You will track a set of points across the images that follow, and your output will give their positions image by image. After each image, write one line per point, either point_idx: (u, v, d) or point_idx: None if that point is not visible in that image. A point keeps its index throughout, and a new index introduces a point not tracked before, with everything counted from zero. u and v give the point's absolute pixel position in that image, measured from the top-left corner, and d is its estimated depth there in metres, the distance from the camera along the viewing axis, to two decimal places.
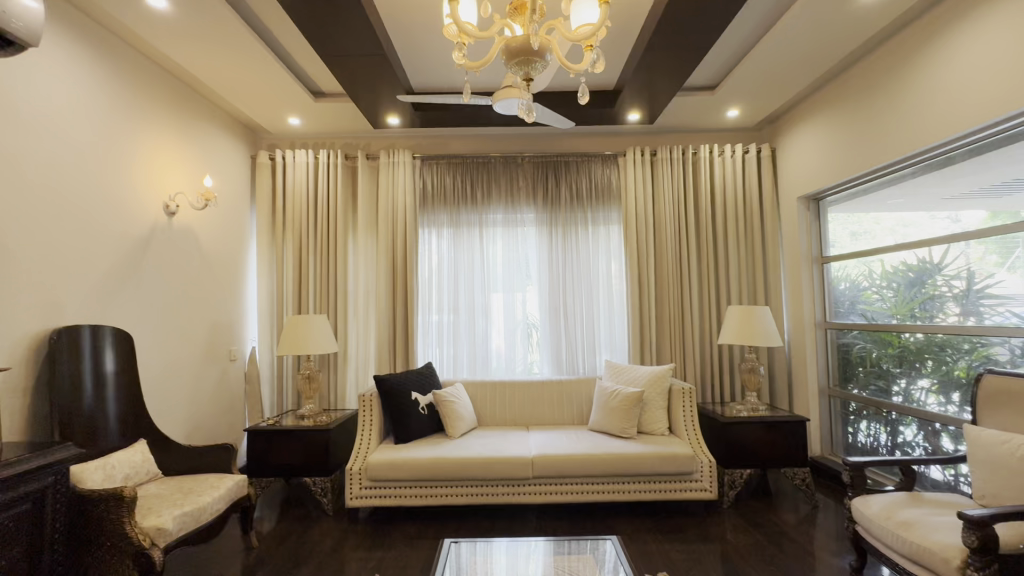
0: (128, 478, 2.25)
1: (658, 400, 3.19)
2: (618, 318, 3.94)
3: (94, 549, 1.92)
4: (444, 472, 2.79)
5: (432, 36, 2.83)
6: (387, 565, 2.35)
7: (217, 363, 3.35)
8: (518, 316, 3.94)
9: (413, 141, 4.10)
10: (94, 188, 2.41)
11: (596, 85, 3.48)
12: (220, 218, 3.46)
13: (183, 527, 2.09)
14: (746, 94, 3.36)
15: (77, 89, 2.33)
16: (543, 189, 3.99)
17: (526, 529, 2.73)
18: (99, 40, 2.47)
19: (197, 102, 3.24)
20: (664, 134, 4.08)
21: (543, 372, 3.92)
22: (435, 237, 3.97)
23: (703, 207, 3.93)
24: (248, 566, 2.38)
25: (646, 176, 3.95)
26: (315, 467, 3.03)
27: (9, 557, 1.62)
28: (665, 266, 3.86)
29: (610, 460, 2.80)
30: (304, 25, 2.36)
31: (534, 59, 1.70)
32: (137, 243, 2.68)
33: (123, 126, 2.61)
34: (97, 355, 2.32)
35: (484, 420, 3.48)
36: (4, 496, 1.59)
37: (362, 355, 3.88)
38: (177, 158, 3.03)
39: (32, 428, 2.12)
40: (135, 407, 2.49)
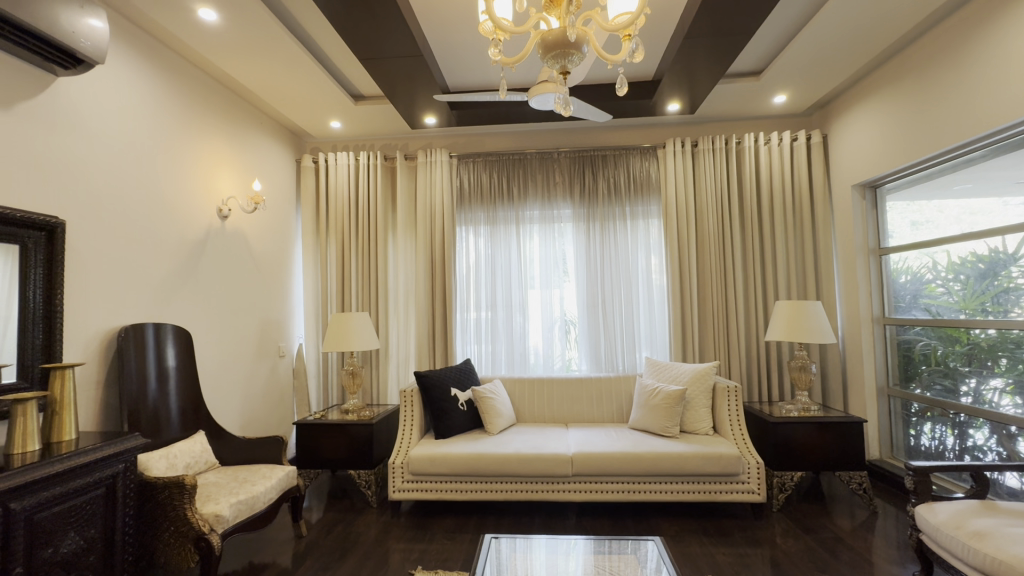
0: (189, 467, 2.39)
1: (701, 398, 3.10)
2: (659, 314, 3.85)
3: (160, 532, 2.05)
4: (484, 468, 2.81)
5: (468, 34, 2.84)
6: (430, 558, 2.39)
7: (267, 359, 3.50)
8: (555, 312, 3.92)
9: (450, 140, 4.14)
10: (154, 193, 2.57)
11: (633, 75, 3.40)
12: (269, 220, 3.61)
13: (239, 514, 2.20)
14: (794, 78, 3.20)
15: (138, 101, 2.49)
16: (579, 184, 3.95)
17: (565, 527, 2.72)
18: (157, 55, 2.63)
19: (246, 110, 3.39)
20: (705, 124, 3.96)
21: (581, 369, 3.89)
22: (473, 235, 4.00)
23: (748, 198, 3.78)
24: (298, 553, 2.48)
25: (687, 168, 3.84)
26: (359, 460, 3.12)
27: (87, 537, 1.75)
28: (708, 261, 3.75)
29: (651, 460, 2.75)
30: (343, 30, 2.42)
31: (571, 51, 1.67)
32: (194, 246, 2.84)
33: (178, 136, 2.76)
34: (159, 351, 2.47)
35: (523, 417, 3.49)
36: (79, 481, 1.72)
37: (402, 352, 3.97)
38: (229, 164, 3.18)
39: (104, 419, 2.28)
40: (194, 400, 2.64)
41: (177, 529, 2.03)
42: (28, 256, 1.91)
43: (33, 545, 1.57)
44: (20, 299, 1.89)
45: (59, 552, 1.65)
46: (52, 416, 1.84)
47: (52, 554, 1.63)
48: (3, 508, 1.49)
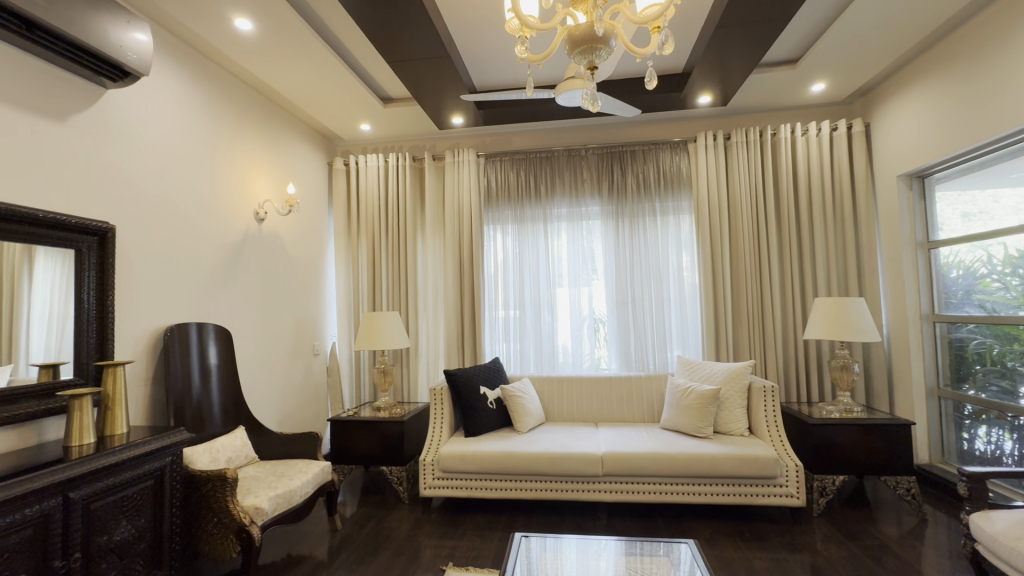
0: (231, 460, 2.49)
1: (736, 398, 3.02)
2: (691, 312, 3.77)
3: (204, 523, 2.14)
4: (513, 466, 2.81)
5: (494, 33, 2.84)
6: (460, 554, 2.42)
7: (302, 357, 3.61)
8: (584, 310, 3.89)
9: (477, 140, 4.16)
10: (195, 198, 2.68)
11: (663, 68, 3.33)
12: (303, 222, 3.71)
13: (277, 507, 2.27)
14: (835, 65, 3.06)
15: (180, 110, 2.60)
16: (608, 180, 3.90)
17: (596, 527, 2.70)
18: (197, 65, 2.73)
19: (280, 116, 3.50)
20: (738, 115, 3.84)
21: (611, 368, 3.84)
22: (501, 234, 4.01)
23: (784, 191, 3.65)
24: (333, 546, 2.54)
25: (719, 161, 3.74)
26: (391, 457, 3.18)
27: (138, 526, 1.84)
28: (742, 257, 3.64)
29: (684, 461, 2.69)
30: (372, 34, 2.46)
31: (598, 46, 1.65)
32: (233, 248, 2.95)
33: (217, 142, 2.87)
34: (202, 349, 2.58)
35: (552, 416, 3.47)
36: (130, 473, 1.82)
37: (432, 350, 4.01)
38: (264, 168, 3.29)
39: (153, 413, 2.40)
40: (234, 396, 2.74)
41: (220, 520, 2.12)
42: (82, 260, 2.02)
43: (89, 532, 1.66)
44: (75, 301, 2.00)
45: (114, 539, 1.75)
46: (107, 410, 1.94)
47: (107, 541, 1.72)
48: (62, 497, 1.58)
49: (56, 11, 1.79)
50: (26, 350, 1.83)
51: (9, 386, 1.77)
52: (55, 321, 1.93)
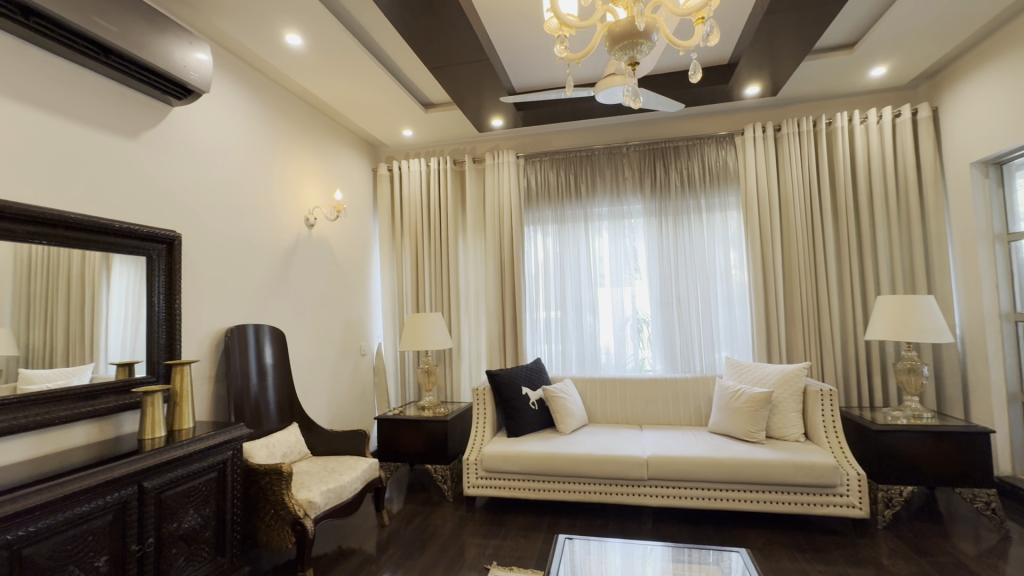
0: (286, 455, 2.61)
1: (790, 402, 2.88)
2: (740, 312, 3.63)
3: (263, 513, 2.26)
4: (556, 468, 2.80)
5: (533, 33, 2.85)
6: (504, 554, 2.43)
7: (350, 357, 3.74)
8: (627, 310, 3.81)
9: (516, 141, 4.17)
10: (252, 207, 2.83)
11: (708, 60, 3.23)
12: (349, 226, 3.85)
13: (329, 501, 2.36)
14: (898, 47, 2.86)
15: (238, 124, 2.75)
16: (650, 177, 3.81)
17: (641, 532, 2.64)
18: (252, 80, 2.89)
19: (328, 125, 3.64)
20: (790, 105, 3.66)
21: (656, 369, 3.75)
22: (541, 234, 4.00)
23: (841, 184, 3.46)
24: (381, 541, 2.62)
25: (768, 155, 3.58)
26: (436, 455, 3.24)
27: (203, 514, 1.97)
28: (795, 254, 3.47)
29: (734, 466, 2.59)
30: (414, 41, 2.52)
31: (640, 41, 1.62)
32: (285, 253, 3.10)
33: (271, 153, 3.03)
34: (259, 349, 2.72)
35: (595, 418, 3.43)
36: (196, 465, 1.94)
37: (474, 351, 4.06)
38: (314, 176, 3.43)
39: (216, 409, 2.55)
40: (288, 394, 2.88)
41: (277, 512, 2.23)
42: (153, 266, 2.18)
43: (161, 519, 1.79)
44: (147, 305, 2.16)
45: (183, 526, 1.87)
46: (175, 406, 2.09)
47: (176, 528, 1.85)
48: (137, 486, 1.71)
49: (129, 37, 1.93)
50: (105, 350, 1.99)
51: (91, 383, 1.93)
52: (130, 323, 2.09)
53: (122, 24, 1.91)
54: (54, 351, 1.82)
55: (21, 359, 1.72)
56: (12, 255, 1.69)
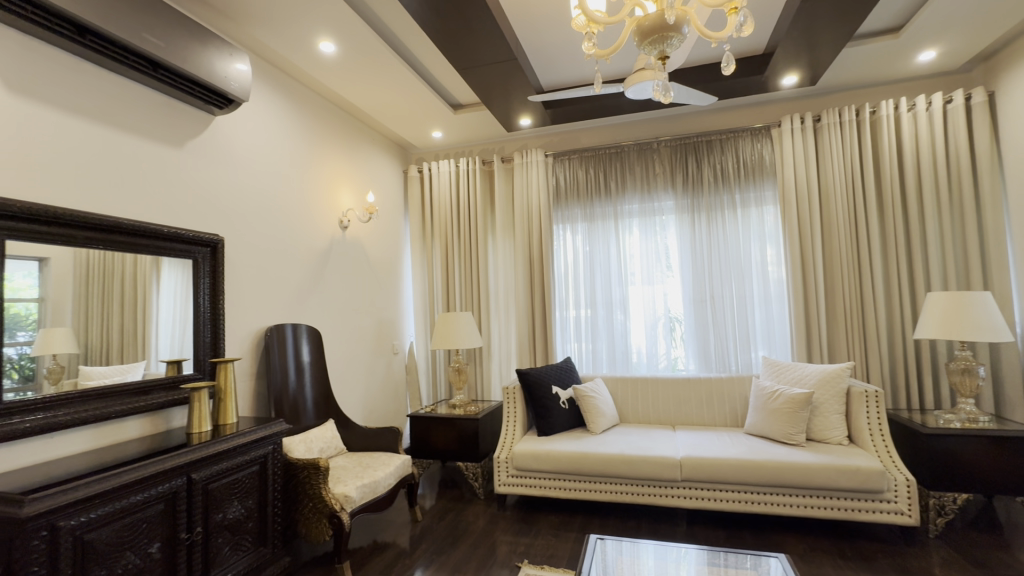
0: (323, 450, 2.70)
1: (832, 403, 2.78)
2: (778, 309, 3.52)
3: (302, 506, 2.34)
4: (587, 468, 2.78)
5: (561, 31, 2.83)
6: (535, 552, 2.44)
7: (383, 356, 3.82)
8: (658, 309, 3.75)
9: (545, 140, 4.16)
10: (289, 210, 2.93)
11: (742, 51, 3.13)
12: (381, 227, 3.93)
13: (364, 496, 2.42)
14: (949, 29, 2.71)
15: (275, 131, 2.86)
16: (682, 173, 3.73)
17: (675, 534, 2.60)
18: (289, 87, 2.99)
19: (360, 129, 3.72)
20: (830, 94, 3.51)
21: (689, 369, 3.67)
22: (570, 233, 3.98)
23: (886, 175, 3.29)
24: (414, 536, 2.66)
25: (807, 147, 3.46)
26: (467, 453, 3.27)
27: (246, 506, 2.05)
28: (837, 249, 3.34)
29: (772, 469, 2.51)
30: (442, 43, 2.55)
31: (670, 34, 1.59)
32: (321, 255, 3.19)
33: (307, 158, 3.13)
34: (297, 348, 2.81)
35: (627, 418, 3.39)
36: (240, 458, 2.03)
37: (504, 350, 4.08)
38: (347, 179, 3.53)
39: (258, 405, 2.66)
40: (324, 391, 2.97)
41: (314, 505, 2.30)
42: (199, 268, 2.29)
43: (208, 509, 1.88)
44: (194, 305, 2.27)
45: (228, 517, 1.96)
46: (220, 402, 2.19)
47: (222, 518, 1.93)
48: (186, 477, 1.80)
49: (174, 51, 2.03)
50: (156, 348, 2.10)
51: (143, 379, 2.04)
52: (179, 322, 2.20)
53: (167, 37, 2.00)
54: (111, 348, 1.94)
55: (82, 356, 1.84)
56: (71, 259, 1.81)
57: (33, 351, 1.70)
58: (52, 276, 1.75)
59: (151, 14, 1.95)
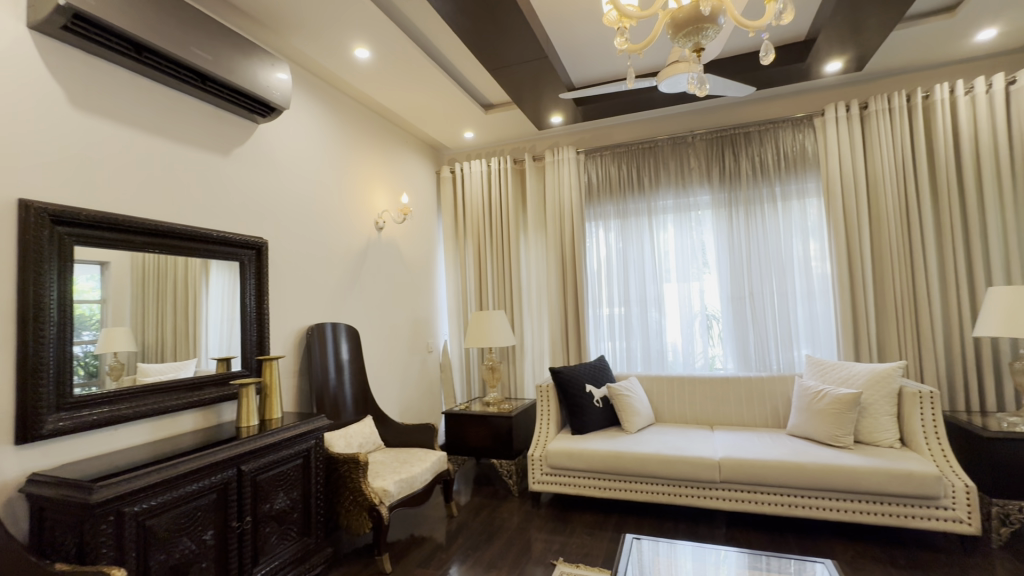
0: (362, 445, 2.78)
1: (882, 404, 2.65)
2: (822, 306, 3.38)
3: (343, 499, 2.42)
4: (622, 467, 2.75)
5: (592, 27, 2.81)
6: (571, 551, 2.43)
7: (418, 354, 3.90)
8: (695, 306, 3.67)
9: (576, 137, 4.13)
10: (327, 213, 3.02)
11: (781, 38, 3.02)
12: (415, 228, 4.01)
13: (401, 491, 2.48)
14: (1012, 4, 2.53)
15: (314, 136, 2.95)
16: (718, 167, 3.64)
17: (714, 537, 2.54)
18: (326, 94, 3.08)
19: (394, 132, 3.80)
20: (878, 80, 3.34)
21: (727, 368, 3.58)
22: (603, 230, 3.94)
23: (941, 163, 3.11)
24: (450, 531, 2.71)
25: (853, 136, 3.30)
26: (501, 450, 3.30)
27: (291, 497, 2.14)
28: (886, 243, 3.18)
29: (817, 472, 2.42)
30: (473, 44, 2.58)
31: (705, 26, 1.56)
32: (358, 255, 3.29)
33: (344, 162, 3.22)
34: (336, 346, 2.91)
35: (663, 417, 3.33)
36: (285, 451, 2.12)
37: (537, 348, 4.08)
38: (383, 181, 3.61)
39: (300, 401, 2.76)
40: (363, 388, 3.05)
41: (355, 498, 2.38)
42: (245, 270, 2.40)
43: (257, 499, 1.97)
44: (241, 305, 2.38)
45: (275, 507, 2.05)
46: (266, 398, 2.29)
47: (269, 508, 2.03)
48: (237, 469, 1.90)
49: (220, 63, 2.13)
50: (206, 346, 2.22)
51: (195, 375, 2.15)
52: (227, 321, 2.32)
53: (214, 51, 2.10)
54: (165, 347, 2.06)
55: (140, 354, 1.96)
56: (130, 262, 1.93)
57: (97, 349, 1.82)
58: (112, 279, 1.87)
59: (200, 29, 2.05)
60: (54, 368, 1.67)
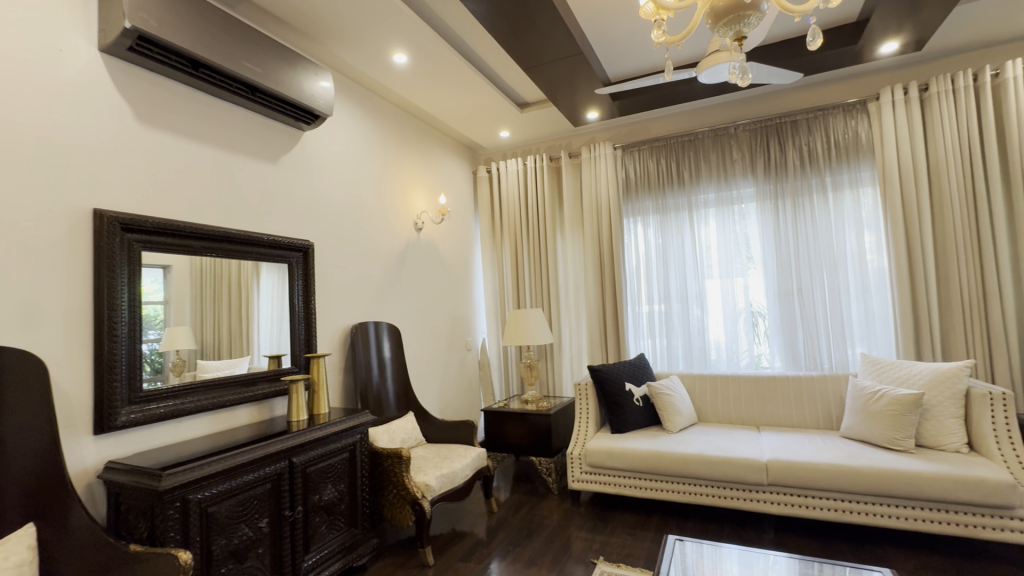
0: (404, 441, 2.86)
1: (946, 406, 2.48)
2: (878, 302, 3.21)
3: (387, 492, 2.50)
4: (663, 467, 2.71)
5: (628, 21, 2.77)
6: (612, 550, 2.41)
7: (457, 352, 3.96)
8: (739, 303, 3.55)
9: (613, 132, 4.08)
10: (369, 215, 3.12)
11: (831, 20, 2.88)
12: (453, 227, 4.07)
13: (443, 485, 2.53)
14: None
15: (356, 141, 3.06)
16: (763, 158, 3.50)
17: (762, 541, 2.46)
18: (367, 99, 3.18)
19: (432, 134, 3.88)
20: (940, 60, 3.12)
21: (774, 367, 3.44)
22: (642, 226, 3.87)
23: (1014, 146, 2.87)
24: (491, 527, 2.75)
25: (912, 120, 3.10)
26: (540, 448, 3.31)
27: (338, 489, 2.23)
28: (950, 233, 2.97)
29: (873, 477, 2.29)
30: (508, 43, 2.59)
31: (746, 13, 1.51)
32: (398, 256, 3.37)
33: (385, 165, 3.32)
34: (379, 344, 3.00)
35: (705, 417, 3.25)
36: (332, 445, 2.21)
37: (575, 346, 4.07)
38: (421, 183, 3.69)
39: (346, 397, 2.87)
40: (404, 385, 3.13)
41: (398, 491, 2.45)
42: (293, 272, 2.52)
43: (307, 490, 2.07)
44: (289, 305, 2.50)
45: (324, 498, 2.14)
46: (314, 393, 2.39)
47: (319, 499, 2.12)
48: (288, 461, 1.99)
49: (269, 75, 2.24)
50: (258, 344, 2.34)
51: (249, 372, 2.27)
52: (277, 320, 2.44)
53: (263, 64, 2.21)
54: (221, 344, 2.18)
55: (199, 351, 2.08)
56: (189, 266, 2.06)
57: (161, 347, 1.94)
58: (174, 281, 2.00)
59: (251, 44, 2.16)
60: (126, 364, 1.81)
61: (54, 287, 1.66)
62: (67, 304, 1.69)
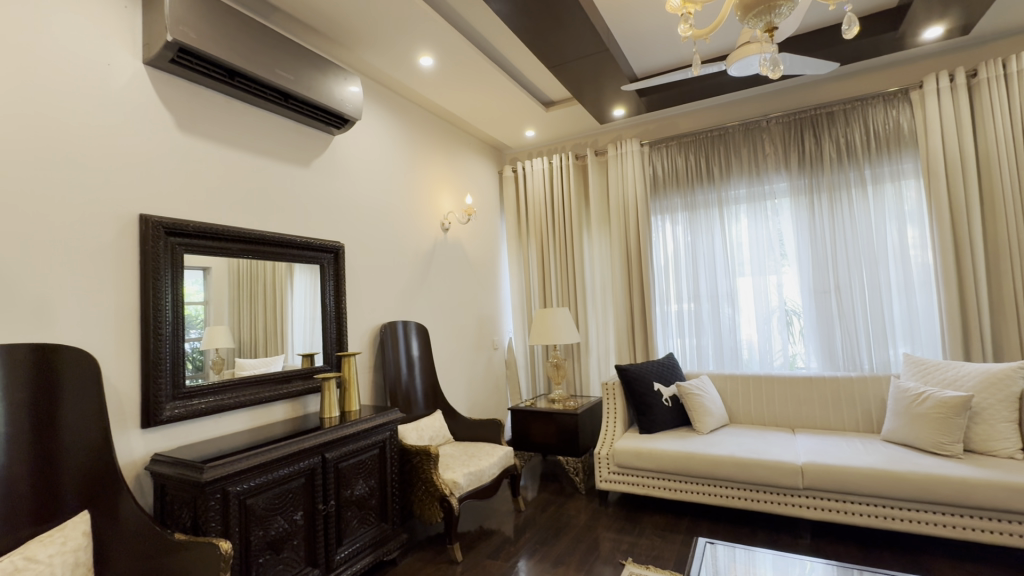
0: (433, 438, 2.90)
1: (998, 409, 2.35)
2: (922, 300, 3.06)
3: (416, 488, 2.54)
4: (694, 469, 2.66)
5: (655, 16, 2.73)
6: (640, 552, 2.39)
7: (484, 351, 3.99)
8: (772, 301, 3.45)
9: (640, 128, 4.02)
10: (397, 216, 3.18)
11: (869, 6, 2.76)
12: (479, 227, 4.10)
13: (471, 483, 2.56)
14: None
15: (384, 144, 3.12)
16: (797, 151, 3.39)
17: (797, 546, 2.39)
18: (394, 102, 3.24)
19: (458, 135, 3.92)
20: (990, 43, 2.95)
21: (810, 367, 3.33)
22: (670, 223, 3.81)
23: None
24: (518, 525, 2.76)
25: (959, 108, 2.95)
26: (567, 448, 3.30)
27: (369, 485, 2.28)
28: (1002, 226, 2.81)
29: (918, 482, 2.19)
30: (532, 42, 2.59)
31: (777, 4, 1.47)
32: (426, 256, 3.42)
33: (413, 167, 3.37)
34: (407, 343, 3.05)
35: (738, 418, 3.17)
36: (363, 441, 2.26)
37: (603, 345, 4.04)
38: (448, 183, 3.74)
39: (375, 395, 2.93)
40: (432, 383, 3.18)
41: (427, 488, 2.49)
42: (324, 272, 2.59)
43: (339, 485, 2.12)
44: (321, 304, 2.57)
45: (355, 493, 2.20)
46: (345, 391, 2.46)
47: (350, 494, 2.18)
48: (321, 456, 2.05)
49: (301, 82, 2.31)
50: (292, 343, 2.42)
51: (283, 369, 2.35)
52: (310, 320, 2.51)
53: (295, 71, 2.29)
54: (257, 343, 2.26)
55: (237, 350, 2.17)
56: (228, 267, 2.15)
57: (202, 345, 2.03)
58: (214, 281, 2.09)
59: (284, 52, 2.24)
60: (170, 361, 1.90)
61: (105, 288, 1.76)
62: (116, 304, 1.79)
